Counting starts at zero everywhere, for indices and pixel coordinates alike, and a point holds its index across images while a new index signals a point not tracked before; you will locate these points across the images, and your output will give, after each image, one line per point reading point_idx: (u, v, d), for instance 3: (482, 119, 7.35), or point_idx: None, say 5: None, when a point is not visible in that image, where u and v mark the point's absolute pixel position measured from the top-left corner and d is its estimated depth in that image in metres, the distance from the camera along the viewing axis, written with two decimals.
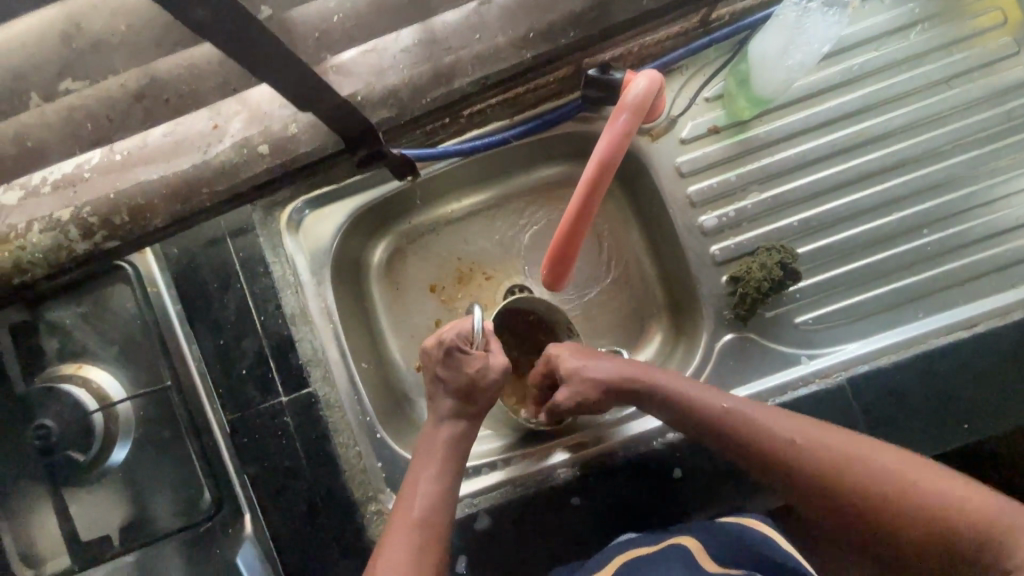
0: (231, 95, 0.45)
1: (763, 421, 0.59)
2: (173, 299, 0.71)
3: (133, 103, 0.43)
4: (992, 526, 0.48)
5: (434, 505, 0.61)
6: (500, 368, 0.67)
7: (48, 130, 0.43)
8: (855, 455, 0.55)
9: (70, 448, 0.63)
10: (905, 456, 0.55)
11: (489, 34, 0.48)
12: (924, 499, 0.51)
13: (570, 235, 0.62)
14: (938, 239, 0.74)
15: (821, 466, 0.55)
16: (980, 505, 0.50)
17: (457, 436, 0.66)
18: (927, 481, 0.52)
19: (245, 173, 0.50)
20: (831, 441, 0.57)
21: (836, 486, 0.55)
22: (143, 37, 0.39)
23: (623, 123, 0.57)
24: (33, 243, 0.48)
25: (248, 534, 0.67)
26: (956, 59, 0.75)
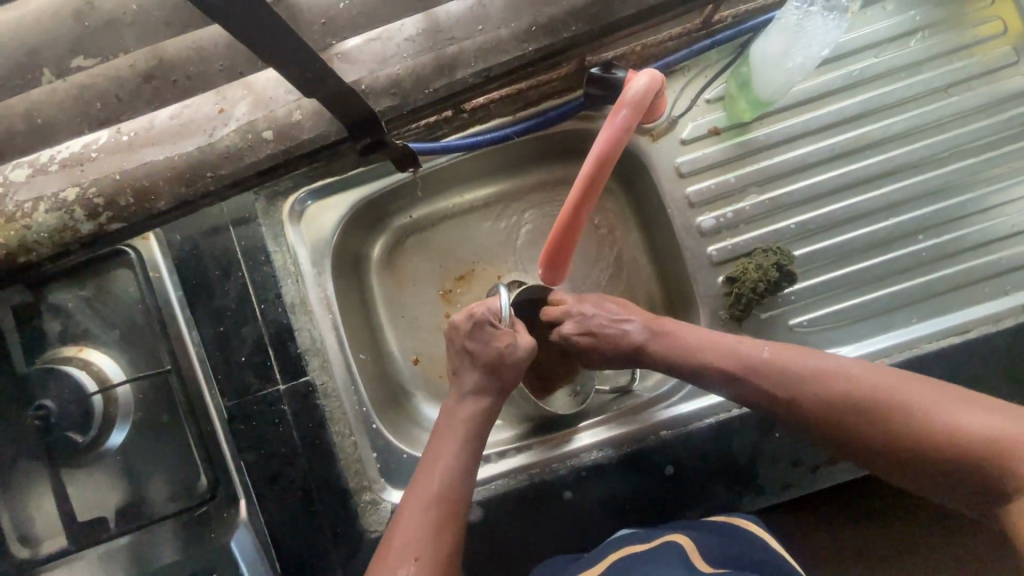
0: (237, 78, 0.46)
1: (768, 362, 0.62)
2: (175, 284, 0.72)
3: (142, 84, 0.44)
4: (993, 448, 0.48)
5: (452, 481, 0.61)
6: (527, 347, 0.67)
7: (61, 110, 0.44)
8: (860, 384, 0.57)
9: (69, 429, 0.64)
10: (915, 390, 0.55)
11: (492, 25, 0.49)
12: (924, 423, 0.52)
13: (571, 219, 0.62)
14: (934, 244, 0.74)
15: (823, 399, 0.58)
16: (984, 429, 0.49)
17: (475, 422, 0.65)
18: (929, 407, 0.53)
19: (249, 158, 0.51)
20: (837, 373, 0.58)
21: (838, 417, 0.57)
22: (153, 14, 0.40)
23: (622, 119, 0.58)
24: (39, 222, 0.48)
25: (243, 520, 0.69)
26: (955, 67, 0.76)
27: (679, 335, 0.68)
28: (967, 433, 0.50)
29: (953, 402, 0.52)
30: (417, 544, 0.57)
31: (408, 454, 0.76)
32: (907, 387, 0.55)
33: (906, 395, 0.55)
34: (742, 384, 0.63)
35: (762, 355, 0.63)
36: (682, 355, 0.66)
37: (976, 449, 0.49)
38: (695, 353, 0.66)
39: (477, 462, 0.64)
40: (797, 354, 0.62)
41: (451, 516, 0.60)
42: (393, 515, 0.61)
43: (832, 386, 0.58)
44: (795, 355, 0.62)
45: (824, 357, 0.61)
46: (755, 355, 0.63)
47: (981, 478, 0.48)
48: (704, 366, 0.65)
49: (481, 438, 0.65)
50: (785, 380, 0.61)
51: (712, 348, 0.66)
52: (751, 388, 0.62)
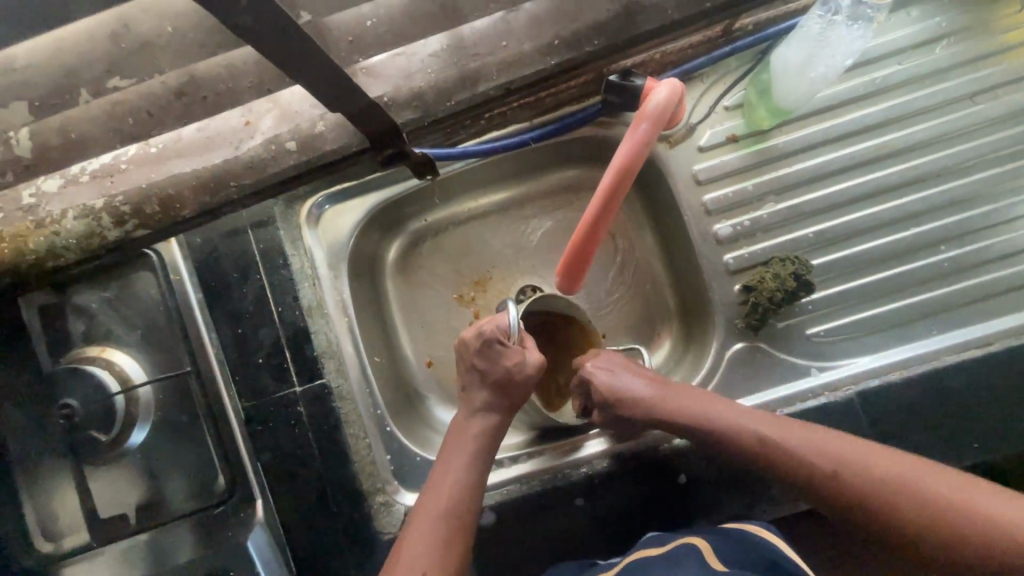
0: (265, 95, 0.48)
1: (795, 447, 0.61)
2: (195, 286, 0.73)
3: (175, 100, 0.46)
4: (1018, 540, 0.52)
5: (462, 494, 0.62)
6: (536, 364, 0.67)
7: (92, 125, 0.46)
8: (888, 472, 0.57)
9: (92, 427, 0.65)
10: (942, 478, 0.56)
11: (514, 41, 0.50)
12: (961, 522, 0.54)
13: (591, 231, 0.62)
14: (955, 255, 0.73)
15: (854, 489, 0.58)
16: (1006, 519, 0.53)
17: (491, 428, 0.66)
18: (961, 500, 0.55)
19: (273, 168, 0.51)
20: (864, 461, 0.58)
21: (874, 504, 0.57)
22: (188, 38, 0.42)
23: (643, 132, 0.57)
24: (67, 229, 0.49)
25: (259, 520, 0.69)
26: (981, 74, 0.75)
27: (708, 404, 0.66)
28: (995, 526, 0.53)
29: (971, 488, 0.55)
30: (428, 562, 0.58)
31: (421, 457, 0.76)
32: (931, 476, 0.57)
33: (937, 486, 0.56)
34: (768, 465, 0.62)
35: (788, 436, 0.61)
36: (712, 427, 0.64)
37: (1005, 541, 0.52)
38: (725, 426, 0.64)
39: (488, 472, 0.65)
40: (821, 437, 0.61)
41: (462, 526, 0.61)
42: (404, 526, 0.62)
43: (868, 473, 0.58)
44: (820, 438, 0.61)
45: (845, 441, 0.61)
46: (788, 433, 0.62)
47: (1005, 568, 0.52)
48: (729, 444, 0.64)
49: (494, 445, 0.66)
50: (814, 466, 0.59)
51: (740, 418, 0.64)
52: (785, 466, 0.61)
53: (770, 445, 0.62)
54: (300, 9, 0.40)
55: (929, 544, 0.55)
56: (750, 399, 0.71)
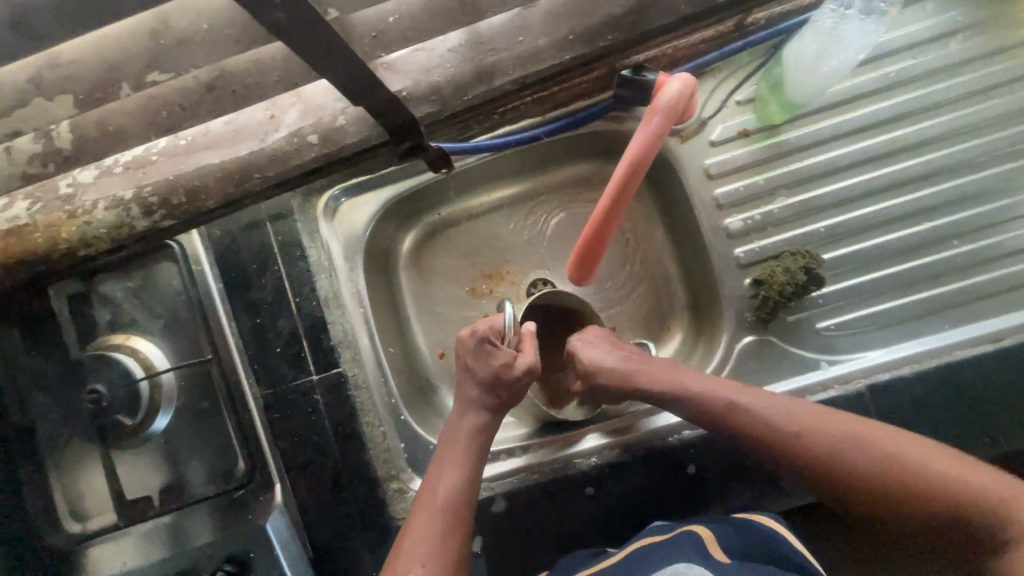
0: (292, 88, 0.48)
1: (773, 415, 0.61)
2: (215, 277, 0.75)
3: (204, 94, 0.45)
4: (992, 499, 0.51)
5: (460, 490, 0.62)
6: (527, 366, 0.66)
7: (127, 116, 0.45)
8: (863, 439, 0.57)
9: (119, 412, 0.68)
10: (905, 440, 0.57)
11: (531, 37, 0.50)
12: (921, 476, 0.54)
13: (602, 225, 0.63)
14: (968, 250, 0.73)
15: (828, 454, 0.58)
16: (978, 481, 0.52)
17: (477, 427, 0.66)
18: (923, 461, 0.55)
19: (294, 160, 0.54)
20: (839, 428, 0.59)
21: (837, 461, 0.57)
22: (224, 34, 0.40)
23: (656, 125, 0.58)
24: (99, 219, 0.52)
25: (277, 504, 0.71)
26: (996, 69, 0.75)
27: (679, 369, 0.68)
28: (965, 487, 0.52)
29: (942, 455, 0.55)
30: (426, 556, 0.57)
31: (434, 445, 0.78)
32: (904, 443, 0.57)
33: (899, 446, 0.57)
34: (744, 424, 0.62)
35: (764, 404, 0.62)
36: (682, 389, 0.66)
37: (976, 504, 0.51)
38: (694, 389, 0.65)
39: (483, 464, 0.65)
40: (797, 404, 0.62)
41: (461, 521, 0.61)
42: (405, 521, 0.62)
43: (830, 430, 0.59)
44: (796, 407, 0.61)
45: (822, 411, 0.61)
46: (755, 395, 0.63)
47: (979, 530, 0.51)
48: (709, 413, 0.64)
49: (484, 442, 0.66)
50: (788, 432, 0.60)
51: (710, 383, 0.65)
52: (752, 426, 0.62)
53: (745, 411, 0.62)
54: (328, 7, 0.39)
55: (901, 509, 0.55)
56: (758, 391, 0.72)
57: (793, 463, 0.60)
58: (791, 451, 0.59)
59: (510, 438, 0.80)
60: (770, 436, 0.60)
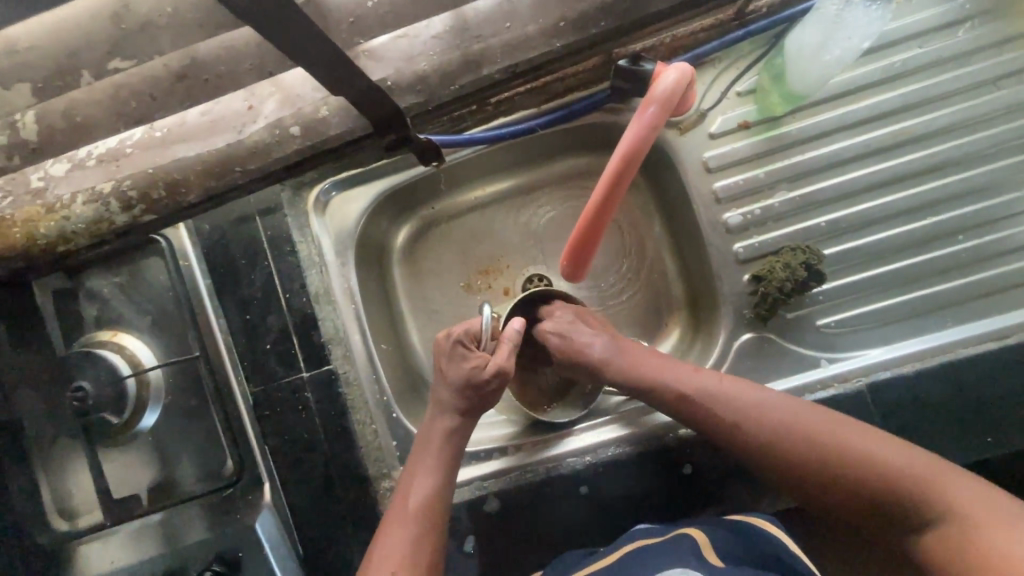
0: (267, 78, 0.47)
1: (719, 404, 0.61)
2: (203, 272, 0.74)
3: (176, 83, 0.45)
4: (920, 485, 0.52)
5: (433, 494, 0.61)
6: (503, 368, 0.64)
7: (98, 107, 0.46)
8: (803, 426, 0.58)
9: (104, 410, 0.66)
10: (849, 428, 0.57)
11: (519, 23, 0.49)
12: (857, 465, 0.55)
13: (596, 217, 0.61)
14: (973, 245, 0.72)
15: (770, 441, 0.58)
16: (911, 467, 0.53)
17: (449, 431, 0.65)
18: (863, 449, 0.55)
19: (277, 152, 0.51)
20: (782, 415, 0.59)
21: (780, 449, 0.58)
22: (189, 17, 0.41)
23: (651, 116, 0.56)
24: (77, 213, 0.50)
25: (266, 503, 0.71)
26: (1005, 58, 0.73)
27: (637, 356, 0.68)
28: (896, 473, 0.53)
29: (883, 442, 0.55)
30: (399, 561, 0.57)
31: None
32: (843, 428, 0.57)
33: (841, 435, 0.57)
34: (695, 412, 0.62)
35: (713, 389, 0.62)
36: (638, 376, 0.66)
37: (903, 488, 0.52)
38: (650, 376, 0.65)
39: (456, 470, 0.64)
40: (748, 393, 0.61)
41: (437, 524, 0.61)
42: (379, 528, 0.61)
43: (775, 417, 0.59)
44: (741, 393, 0.61)
45: (769, 400, 0.60)
46: (707, 383, 0.63)
47: (903, 513, 0.52)
48: (661, 399, 0.65)
49: (456, 445, 0.65)
50: (733, 419, 0.60)
51: (663, 370, 0.66)
52: (701, 414, 0.62)
53: (694, 399, 0.62)
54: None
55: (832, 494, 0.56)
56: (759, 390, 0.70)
57: (737, 448, 0.61)
58: (735, 437, 0.60)
59: (494, 436, 0.79)
60: (716, 422, 0.61)
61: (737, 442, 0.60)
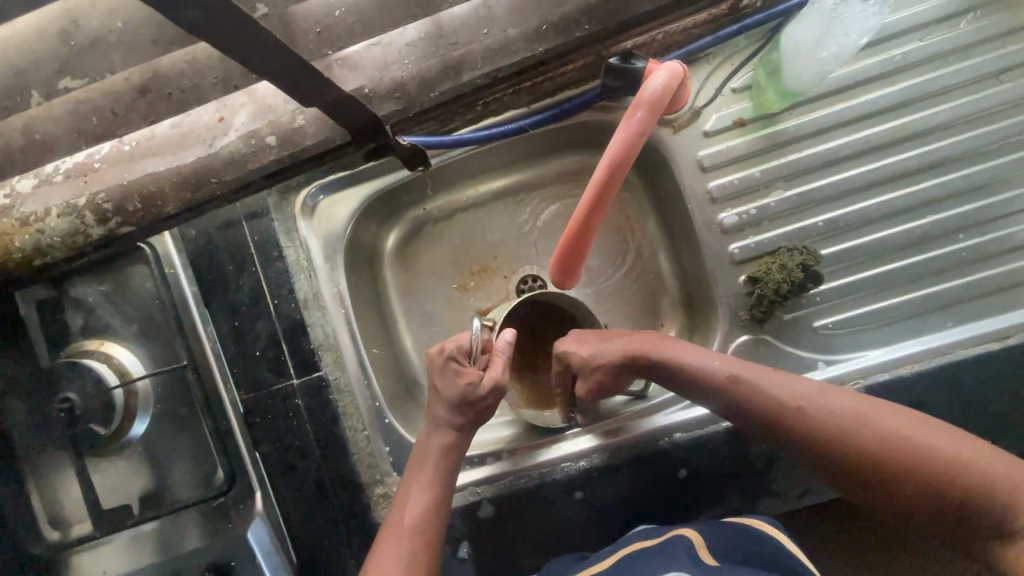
0: (233, 90, 0.49)
1: (780, 394, 0.58)
2: (190, 280, 0.72)
3: (137, 97, 0.46)
4: (996, 485, 0.48)
5: (428, 510, 0.61)
6: (499, 384, 0.63)
7: (56, 124, 0.47)
8: (877, 420, 0.54)
9: (92, 421, 0.65)
10: (918, 422, 0.54)
11: (496, 28, 0.52)
12: (932, 461, 0.51)
13: (584, 228, 0.60)
14: (975, 244, 0.70)
15: (841, 434, 0.55)
16: (988, 468, 0.50)
17: (444, 448, 0.64)
18: (933, 445, 0.52)
19: (253, 163, 0.54)
20: (853, 411, 0.55)
21: (840, 439, 0.55)
22: (140, 35, 0.42)
23: (639, 121, 0.55)
24: (52, 226, 0.52)
25: (259, 511, 0.69)
26: (1009, 50, 0.70)
27: (682, 346, 0.64)
28: (971, 471, 0.49)
29: (954, 439, 0.52)
30: None
31: None
32: (914, 426, 0.53)
33: (908, 430, 0.53)
34: (747, 397, 0.59)
35: (771, 380, 0.59)
36: (682, 366, 0.63)
37: (982, 489, 0.49)
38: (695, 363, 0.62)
39: (453, 485, 0.64)
40: (807, 385, 0.58)
41: (432, 540, 0.60)
42: (372, 549, 0.60)
43: (834, 406, 0.56)
44: (806, 386, 0.58)
45: (826, 390, 0.58)
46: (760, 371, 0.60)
47: (977, 515, 0.49)
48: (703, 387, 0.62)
49: (452, 460, 0.64)
50: (792, 407, 0.57)
51: (711, 360, 0.62)
52: (753, 400, 0.59)
53: (745, 386, 0.59)
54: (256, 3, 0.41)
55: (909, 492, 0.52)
56: None
57: (797, 441, 0.57)
58: (800, 428, 0.56)
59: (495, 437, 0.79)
60: (775, 413, 0.58)
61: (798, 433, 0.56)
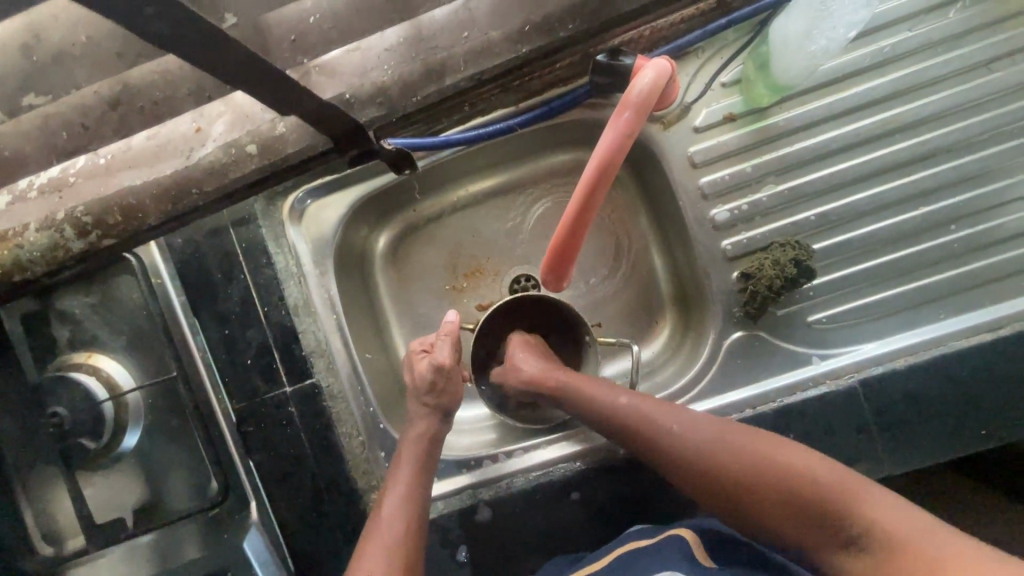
0: (207, 101, 0.48)
1: (660, 421, 0.59)
2: (178, 289, 0.71)
3: (109, 112, 0.45)
4: (841, 498, 0.50)
5: (404, 504, 0.63)
6: (441, 366, 0.68)
7: (27, 140, 0.46)
8: (738, 444, 0.56)
9: (81, 436, 0.64)
10: (781, 443, 0.55)
11: (478, 31, 0.52)
12: (787, 481, 0.52)
13: (570, 239, 0.60)
14: (968, 235, 0.70)
15: (709, 461, 0.56)
16: (834, 481, 0.51)
17: (420, 437, 0.68)
18: (792, 465, 0.53)
19: (234, 173, 0.55)
20: (722, 433, 0.57)
21: (707, 466, 0.56)
22: (104, 47, 0.41)
23: (626, 121, 0.54)
24: (31, 242, 0.53)
25: (254, 521, 0.69)
26: (999, 39, 0.70)
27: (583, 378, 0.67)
28: (821, 484, 0.51)
29: (810, 456, 0.53)
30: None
31: None
32: (778, 448, 0.54)
33: (769, 451, 0.54)
34: (630, 428, 0.61)
35: (653, 408, 0.61)
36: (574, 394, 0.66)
37: (831, 501, 0.50)
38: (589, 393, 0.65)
39: (431, 479, 0.66)
40: (685, 414, 0.59)
41: (410, 525, 0.61)
42: (355, 550, 0.61)
43: (703, 433, 0.57)
44: (686, 416, 0.59)
45: (702, 417, 0.59)
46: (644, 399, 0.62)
47: (831, 529, 0.49)
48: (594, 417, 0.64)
49: (434, 448, 0.68)
50: (666, 436, 0.58)
51: (602, 392, 0.64)
52: (634, 429, 0.60)
53: (628, 414, 0.61)
54: (225, 13, 0.39)
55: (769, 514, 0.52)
56: (748, 389, 0.69)
57: (674, 470, 0.58)
58: (670, 452, 0.58)
59: (482, 442, 0.78)
60: (651, 439, 0.59)
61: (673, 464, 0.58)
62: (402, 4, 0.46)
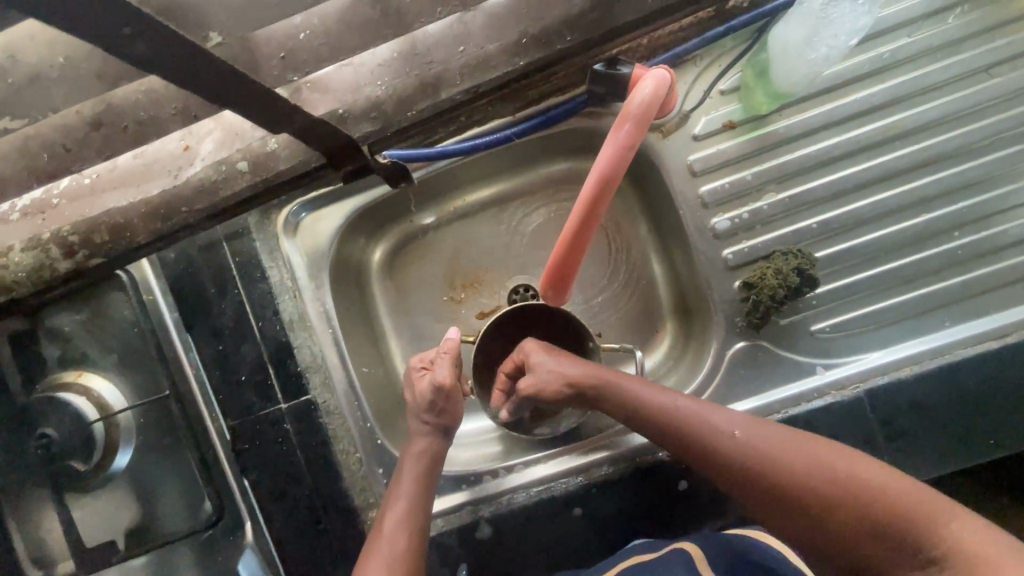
0: (193, 120, 0.46)
1: (710, 421, 0.58)
2: (171, 306, 0.70)
3: (93, 132, 0.44)
4: (913, 510, 0.45)
5: (404, 522, 0.61)
6: (440, 384, 0.66)
7: (11, 159, 0.45)
8: (793, 448, 0.53)
9: (70, 457, 0.63)
10: (840, 450, 0.52)
11: (473, 44, 0.51)
12: (844, 492, 0.49)
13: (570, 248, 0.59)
14: (971, 242, 0.69)
15: (756, 463, 0.54)
16: (906, 494, 0.46)
17: (419, 454, 0.66)
18: (853, 473, 0.49)
19: (225, 189, 0.54)
20: (776, 438, 0.55)
21: (761, 469, 0.53)
22: (84, 68, 0.39)
23: (627, 133, 0.53)
24: (16, 262, 0.53)
25: (249, 542, 0.67)
26: (998, 44, 0.69)
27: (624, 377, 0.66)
28: (886, 495, 0.47)
29: (872, 467, 0.50)
30: None
31: None
32: (836, 455, 0.51)
33: (827, 458, 0.51)
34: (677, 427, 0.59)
35: (699, 410, 0.59)
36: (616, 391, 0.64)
37: (901, 516, 0.45)
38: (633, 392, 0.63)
39: (429, 498, 0.65)
40: (735, 417, 0.58)
41: (410, 544, 0.60)
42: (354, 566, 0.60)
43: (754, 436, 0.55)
44: (730, 415, 0.58)
45: (752, 421, 0.57)
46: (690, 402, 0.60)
47: (904, 546, 0.45)
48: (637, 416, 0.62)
49: (433, 467, 0.67)
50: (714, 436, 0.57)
51: (645, 392, 0.63)
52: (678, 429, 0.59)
53: (675, 414, 0.60)
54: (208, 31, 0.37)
55: (814, 522, 0.50)
56: (752, 400, 0.68)
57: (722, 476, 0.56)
58: (718, 453, 0.56)
59: (483, 455, 0.77)
60: (697, 441, 0.58)
61: (717, 469, 0.56)
62: (396, 19, 0.45)
